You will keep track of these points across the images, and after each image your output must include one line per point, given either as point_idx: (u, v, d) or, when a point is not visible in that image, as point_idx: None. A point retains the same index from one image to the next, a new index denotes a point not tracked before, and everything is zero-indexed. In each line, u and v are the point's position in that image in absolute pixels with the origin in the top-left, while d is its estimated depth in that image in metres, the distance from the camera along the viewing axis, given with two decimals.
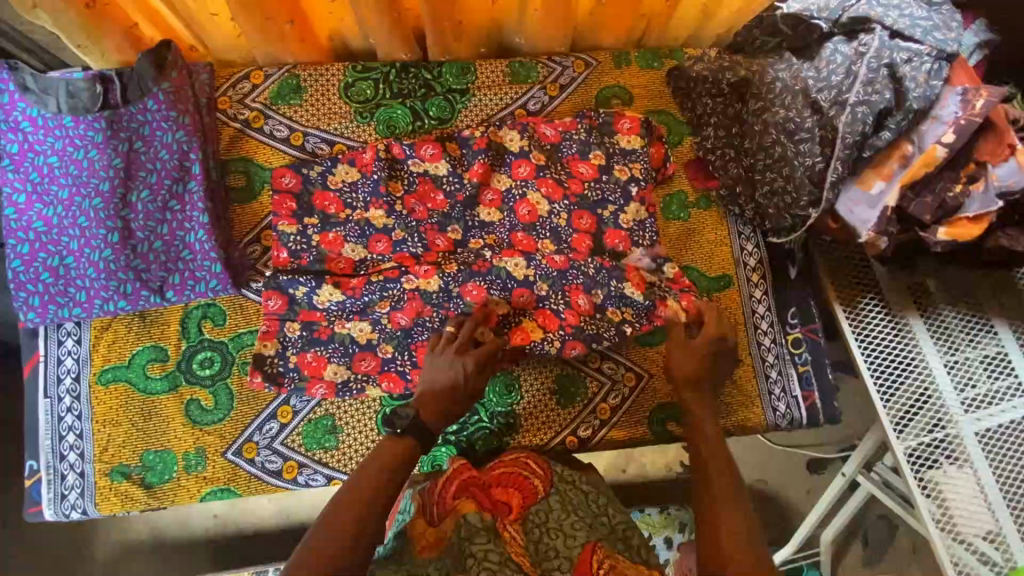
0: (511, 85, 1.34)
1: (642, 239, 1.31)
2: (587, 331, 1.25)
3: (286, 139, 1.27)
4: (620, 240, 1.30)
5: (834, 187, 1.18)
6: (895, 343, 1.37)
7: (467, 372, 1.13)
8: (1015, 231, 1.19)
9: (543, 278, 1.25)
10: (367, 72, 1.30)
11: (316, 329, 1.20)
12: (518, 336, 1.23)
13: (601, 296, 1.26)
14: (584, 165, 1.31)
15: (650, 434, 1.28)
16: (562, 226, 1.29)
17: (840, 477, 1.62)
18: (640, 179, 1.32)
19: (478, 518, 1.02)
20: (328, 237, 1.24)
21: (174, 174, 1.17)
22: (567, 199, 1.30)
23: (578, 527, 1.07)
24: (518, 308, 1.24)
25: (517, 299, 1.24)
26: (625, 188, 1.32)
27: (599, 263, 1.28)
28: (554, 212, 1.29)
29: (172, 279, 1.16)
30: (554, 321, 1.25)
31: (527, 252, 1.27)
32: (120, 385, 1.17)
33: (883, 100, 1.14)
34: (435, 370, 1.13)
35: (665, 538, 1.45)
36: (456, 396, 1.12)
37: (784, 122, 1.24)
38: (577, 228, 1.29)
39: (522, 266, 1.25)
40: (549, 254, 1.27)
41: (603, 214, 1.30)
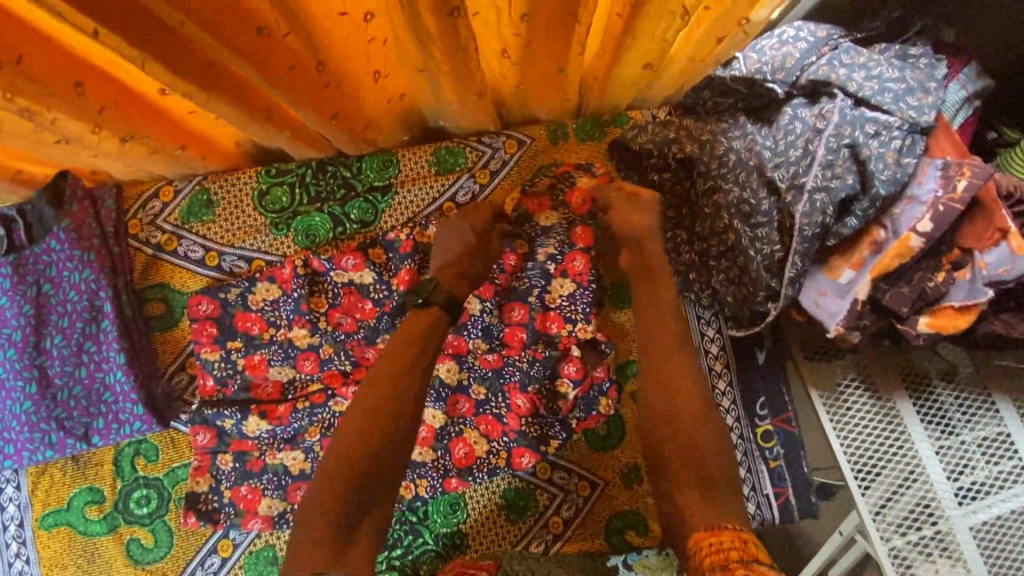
0: (438, 176, 1.23)
1: (575, 314, 1.20)
2: (531, 435, 1.18)
3: (201, 260, 1.20)
4: (553, 322, 1.20)
5: (793, 282, 1.05)
6: (877, 428, 1.24)
7: (475, 232, 1.12)
8: (1010, 316, 1.04)
9: (478, 380, 1.20)
10: (281, 176, 1.21)
11: (248, 460, 1.17)
12: (462, 447, 1.19)
13: (539, 392, 1.18)
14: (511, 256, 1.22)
15: (607, 546, 1.20)
16: (494, 324, 1.20)
17: (838, 535, 1.41)
18: (556, 255, 1.21)
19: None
20: (253, 361, 1.18)
21: (86, 315, 1.12)
22: (496, 296, 1.21)
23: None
24: (456, 416, 1.19)
25: (453, 409, 1.20)
26: (545, 268, 1.21)
27: (532, 356, 1.19)
28: (485, 309, 1.20)
29: (97, 424, 1.13)
30: (496, 427, 1.19)
31: (459, 354, 1.20)
32: (61, 528, 1.16)
33: (844, 187, 0.99)
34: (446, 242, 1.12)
35: None
36: (474, 255, 1.10)
37: (739, 204, 1.09)
38: (510, 322, 1.20)
39: (454, 370, 1.20)
40: (482, 355, 1.20)
41: (531, 302, 1.21)
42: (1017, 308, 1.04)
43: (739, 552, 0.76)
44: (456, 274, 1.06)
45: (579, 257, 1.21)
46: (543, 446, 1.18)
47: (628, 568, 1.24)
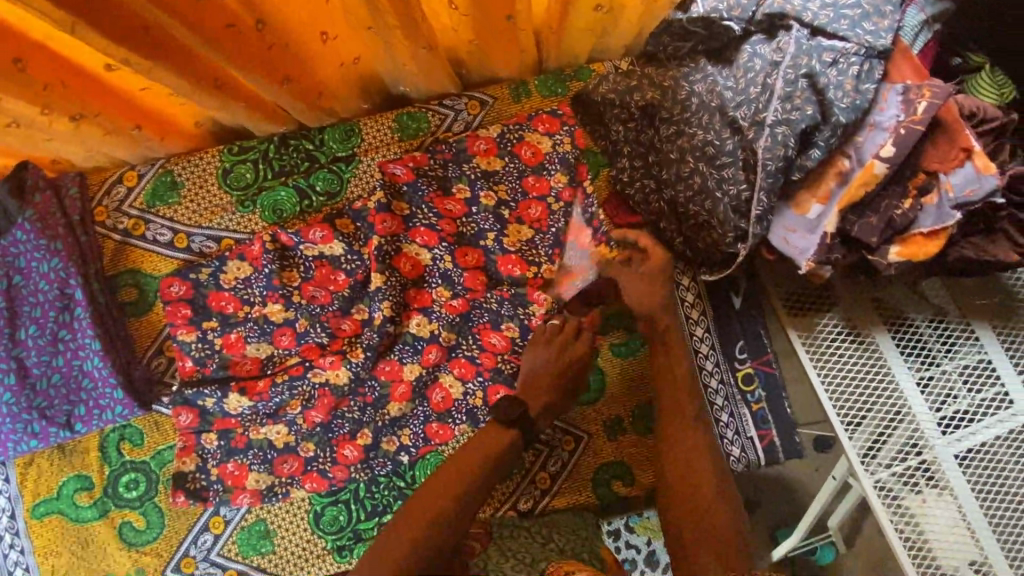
0: (401, 142, 1.22)
1: (537, 257, 1.18)
2: (506, 374, 1.17)
3: (169, 242, 1.20)
4: (515, 264, 1.18)
5: (760, 220, 1.05)
6: (858, 365, 1.25)
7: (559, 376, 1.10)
8: (979, 240, 1.04)
9: (448, 327, 1.18)
10: (244, 154, 1.20)
11: (234, 438, 1.17)
12: (439, 394, 1.18)
13: (515, 329, 1.17)
14: (450, 202, 1.18)
15: (595, 498, 1.21)
16: (450, 269, 1.18)
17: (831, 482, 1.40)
18: (510, 201, 1.20)
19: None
20: (230, 339, 1.18)
21: (58, 304, 1.12)
22: (446, 241, 1.18)
23: (520, 567, 0.93)
24: (430, 365, 1.18)
25: (425, 358, 1.18)
26: (497, 212, 1.19)
27: (499, 296, 1.18)
28: (437, 257, 1.18)
29: (78, 411, 1.14)
30: (471, 369, 1.18)
31: (425, 306, 1.19)
32: (53, 516, 1.18)
33: (804, 118, 0.98)
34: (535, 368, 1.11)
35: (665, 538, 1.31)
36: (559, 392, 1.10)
37: (703, 147, 1.09)
38: (466, 266, 1.18)
39: (424, 323, 1.18)
40: (447, 302, 1.18)
41: (487, 245, 1.19)
42: (986, 230, 1.05)
43: None
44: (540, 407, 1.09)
45: (534, 204, 1.20)
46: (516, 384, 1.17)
47: (631, 531, 1.28)
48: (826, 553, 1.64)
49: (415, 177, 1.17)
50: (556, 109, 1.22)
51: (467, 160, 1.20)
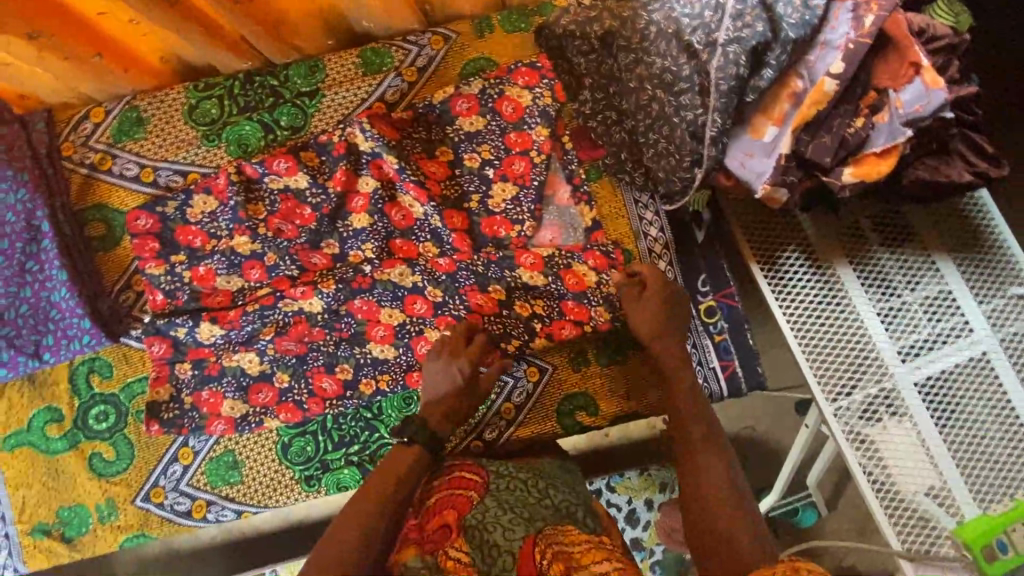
0: (365, 77, 1.23)
1: (522, 216, 1.22)
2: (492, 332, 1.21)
3: (136, 177, 1.21)
4: (501, 226, 1.22)
5: (715, 142, 1.06)
6: (819, 297, 1.25)
7: (464, 378, 1.12)
8: (933, 161, 1.06)
9: (433, 283, 1.20)
10: (209, 90, 1.22)
11: (206, 366, 1.19)
12: (421, 345, 1.20)
13: (501, 290, 1.21)
14: (433, 165, 1.22)
15: (561, 428, 1.23)
16: (440, 228, 1.20)
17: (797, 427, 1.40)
18: (494, 160, 1.22)
19: (419, 563, 0.94)
20: (199, 272, 1.19)
21: (25, 235, 1.13)
22: (434, 200, 1.19)
23: (516, 522, 1.00)
24: (415, 316, 1.20)
25: (411, 308, 1.20)
26: (482, 173, 1.22)
27: (486, 258, 1.21)
28: (428, 214, 1.20)
29: (47, 341, 1.15)
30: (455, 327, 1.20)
31: (409, 258, 1.22)
32: (24, 448, 1.19)
33: (754, 35, 0.99)
34: (436, 378, 1.12)
35: (645, 500, 1.43)
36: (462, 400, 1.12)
37: (661, 74, 1.10)
38: (453, 228, 1.20)
39: (407, 273, 1.20)
40: (433, 258, 1.21)
41: (472, 207, 1.22)
42: (940, 151, 1.06)
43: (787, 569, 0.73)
44: (444, 416, 1.12)
45: (518, 161, 1.22)
46: (503, 342, 1.20)
47: (612, 490, 1.44)
48: (807, 516, 1.64)
49: (398, 137, 1.20)
50: (535, 62, 1.23)
51: (451, 121, 1.22)
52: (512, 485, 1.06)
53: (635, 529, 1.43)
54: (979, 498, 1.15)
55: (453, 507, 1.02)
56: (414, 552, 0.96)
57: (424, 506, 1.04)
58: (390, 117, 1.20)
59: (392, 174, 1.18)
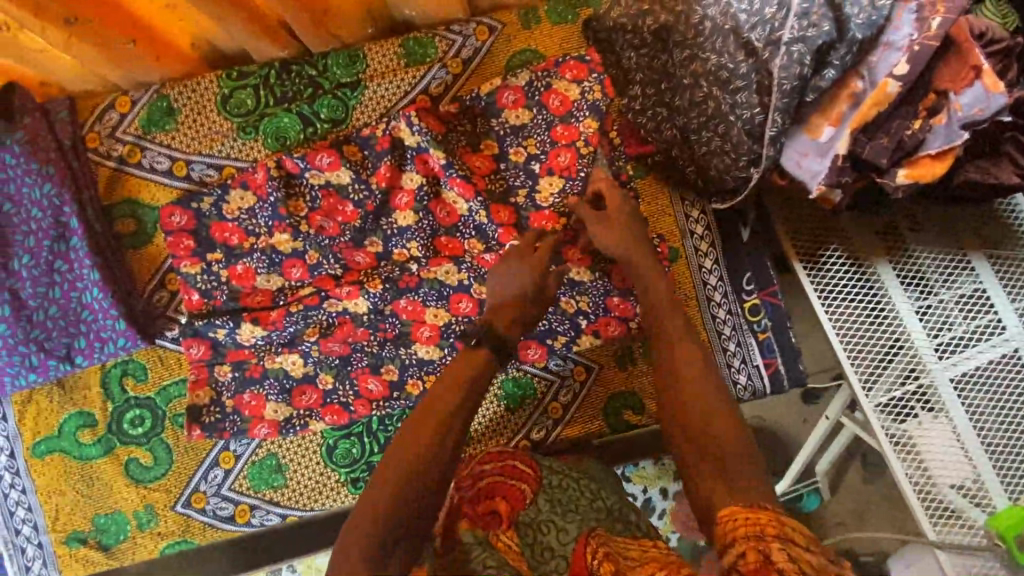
0: (408, 68, 1.18)
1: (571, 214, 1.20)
2: (538, 329, 1.19)
3: (168, 171, 1.15)
4: (548, 222, 1.19)
5: (775, 142, 1.05)
6: (860, 295, 1.28)
7: (532, 277, 1.00)
8: (985, 163, 1.07)
9: (478, 281, 1.18)
10: (243, 79, 1.16)
11: (247, 368, 1.15)
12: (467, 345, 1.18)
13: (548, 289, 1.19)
14: (478, 159, 1.19)
15: (607, 427, 1.23)
16: (485, 224, 1.17)
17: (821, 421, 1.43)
18: (540, 155, 1.20)
19: (472, 539, 0.88)
20: (237, 271, 1.15)
21: (53, 232, 1.07)
22: (480, 194, 1.17)
23: (569, 522, 0.97)
24: (460, 315, 1.18)
25: (456, 307, 1.18)
26: (528, 168, 1.20)
27: None
28: (473, 210, 1.17)
29: (79, 344, 1.10)
30: None
31: (455, 256, 1.19)
32: (55, 454, 1.14)
33: (822, 35, 0.97)
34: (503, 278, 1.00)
35: (660, 489, 1.46)
36: (528, 301, 0.98)
37: (717, 70, 1.08)
38: (500, 221, 1.17)
39: (453, 271, 1.18)
40: (479, 255, 1.18)
41: (519, 203, 1.20)
42: (992, 152, 1.07)
43: (773, 531, 0.63)
44: (512, 320, 0.96)
45: (563, 155, 1.19)
46: (549, 339, 1.20)
47: (630, 480, 1.45)
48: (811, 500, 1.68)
49: (444, 130, 1.17)
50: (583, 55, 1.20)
51: (497, 113, 1.19)
52: (566, 483, 1.05)
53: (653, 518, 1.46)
54: (1010, 491, 1.19)
55: (503, 497, 0.97)
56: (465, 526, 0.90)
57: (470, 488, 0.96)
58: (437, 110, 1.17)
59: (439, 169, 1.15)
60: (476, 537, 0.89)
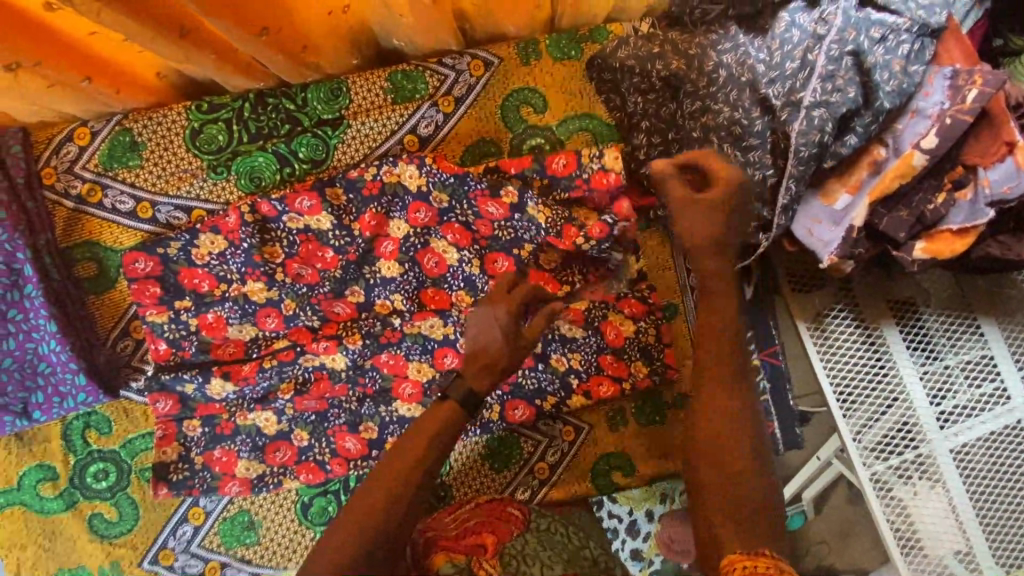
0: (397, 105, 1.09)
1: (570, 276, 1.13)
2: (527, 388, 1.14)
3: (132, 212, 1.07)
4: (546, 281, 1.12)
5: (786, 210, 0.99)
6: (862, 360, 1.22)
7: (508, 326, 0.88)
8: (1009, 238, 1.00)
9: None
10: (214, 111, 1.06)
11: (218, 424, 1.09)
12: None
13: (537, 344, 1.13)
14: (493, 204, 1.08)
15: (595, 489, 1.18)
16: (475, 275, 1.10)
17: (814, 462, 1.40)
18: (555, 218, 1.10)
19: (452, 570, 0.83)
20: (207, 321, 1.07)
21: (5, 280, 0.99)
22: (475, 245, 1.10)
23: (555, 561, 0.89)
24: (444, 370, 1.12)
25: (440, 362, 1.11)
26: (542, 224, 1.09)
27: None
28: (464, 260, 1.10)
29: (36, 398, 1.03)
30: None
31: (442, 309, 1.12)
32: (15, 508, 1.09)
33: (845, 102, 0.90)
34: (476, 323, 0.90)
35: (646, 510, 1.20)
36: (502, 353, 0.87)
37: (730, 125, 1.00)
38: (494, 274, 1.11)
39: (438, 325, 1.11)
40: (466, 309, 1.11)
41: (521, 254, 1.10)
42: (1014, 229, 1.00)
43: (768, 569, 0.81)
44: (484, 371, 0.86)
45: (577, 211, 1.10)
46: (538, 399, 1.14)
47: (613, 500, 1.20)
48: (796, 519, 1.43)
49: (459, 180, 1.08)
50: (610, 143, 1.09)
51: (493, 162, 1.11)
52: (555, 527, 0.96)
53: (636, 542, 1.19)
54: (1003, 564, 1.16)
55: (491, 532, 0.92)
56: (446, 556, 0.85)
57: (457, 527, 0.93)
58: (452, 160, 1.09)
59: (433, 218, 1.08)
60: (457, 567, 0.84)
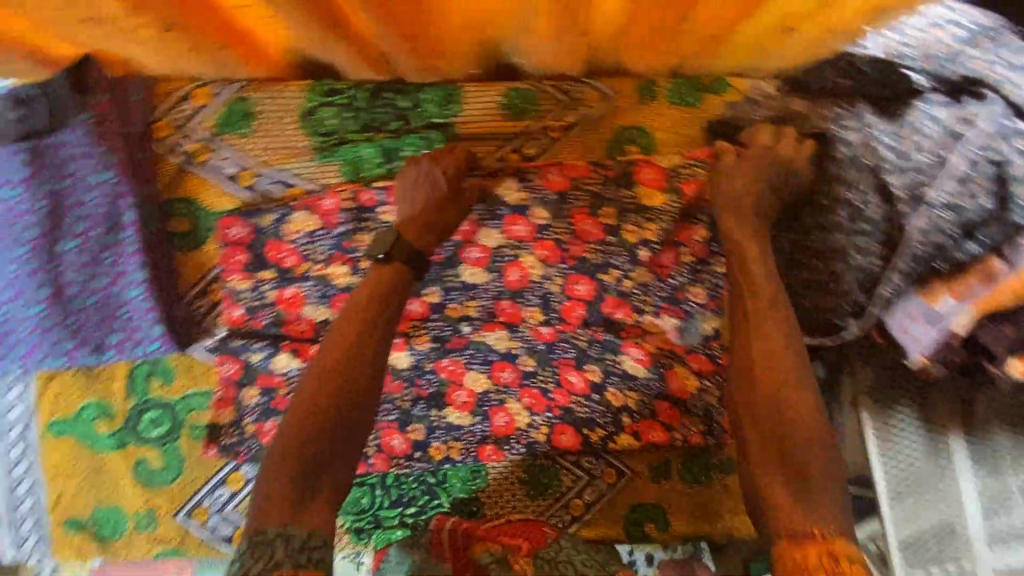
0: (507, 121, 1.10)
1: (645, 305, 1.11)
2: (578, 414, 1.14)
3: (233, 177, 1.08)
4: (621, 308, 1.11)
5: (885, 301, 0.98)
6: (916, 463, 1.18)
7: (448, 180, 1.02)
8: None
9: (528, 351, 1.13)
10: (332, 95, 1.07)
11: (274, 398, 1.10)
12: (501, 418, 1.14)
13: (597, 373, 1.13)
14: (591, 223, 1.09)
15: (625, 536, 1.17)
16: (553, 293, 1.11)
17: None
18: (654, 241, 1.10)
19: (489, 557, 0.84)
20: (285, 295, 1.09)
21: (105, 223, 1.03)
22: (566, 262, 1.10)
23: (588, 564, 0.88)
24: (499, 385, 1.14)
25: (498, 376, 1.13)
26: (635, 251, 1.10)
27: (592, 335, 1.12)
28: (548, 276, 1.10)
29: (111, 339, 1.06)
30: (541, 402, 1.14)
31: (511, 323, 1.12)
32: (69, 438, 1.12)
33: (976, 208, 0.90)
34: (415, 184, 1.03)
35: (646, 554, 1.23)
36: (445, 206, 1.02)
37: (841, 206, 1.00)
38: (572, 295, 1.11)
39: (503, 338, 1.13)
40: (536, 325, 1.12)
41: (606, 280, 1.11)
42: None
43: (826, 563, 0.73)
44: (423, 227, 1.01)
45: (668, 251, 1.10)
46: (587, 428, 1.14)
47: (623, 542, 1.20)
48: None
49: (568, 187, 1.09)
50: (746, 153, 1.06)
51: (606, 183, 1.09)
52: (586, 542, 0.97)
53: None
54: None
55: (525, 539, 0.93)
56: (483, 545, 0.87)
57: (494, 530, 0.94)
58: (563, 164, 1.09)
59: (531, 232, 1.09)
60: (493, 556, 0.84)
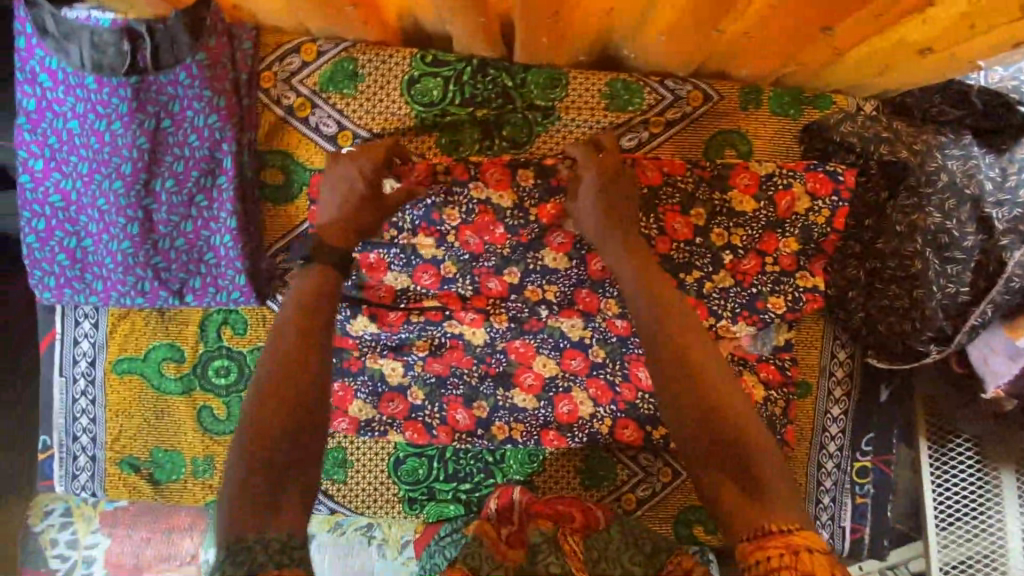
0: (607, 111, 1.10)
1: (722, 310, 1.09)
2: (642, 411, 1.13)
3: (332, 136, 1.09)
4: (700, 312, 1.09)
5: (972, 330, 1.02)
6: (966, 497, 1.17)
7: (365, 180, 0.98)
8: None
9: (600, 342, 1.12)
10: (437, 66, 1.06)
11: (346, 358, 1.11)
12: (564, 406, 1.13)
13: None
14: (680, 221, 1.08)
15: (672, 534, 1.19)
16: None
17: None
18: (740, 247, 1.09)
19: (539, 535, 0.87)
20: (369, 260, 1.08)
21: (203, 166, 1.02)
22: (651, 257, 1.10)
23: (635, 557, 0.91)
24: (568, 371, 1.13)
25: (567, 363, 1.12)
26: (720, 254, 1.09)
27: None
28: None
29: (194, 283, 1.06)
30: (607, 393, 1.13)
31: (587, 312, 1.12)
32: (134, 377, 1.12)
33: None
34: (333, 186, 0.99)
35: None
36: (367, 207, 0.98)
37: (937, 233, 1.00)
38: None
39: (578, 326, 1.12)
40: (611, 317, 1.11)
41: (685, 279, 1.09)
42: None
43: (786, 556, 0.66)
44: (344, 229, 0.96)
45: (750, 258, 1.09)
46: (651, 425, 1.13)
47: None
48: None
49: (660, 184, 1.07)
50: (836, 170, 1.06)
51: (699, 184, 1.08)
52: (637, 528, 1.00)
53: None
54: None
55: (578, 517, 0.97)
56: (533, 525, 0.89)
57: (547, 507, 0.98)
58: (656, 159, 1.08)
59: None
60: (543, 535, 0.86)
